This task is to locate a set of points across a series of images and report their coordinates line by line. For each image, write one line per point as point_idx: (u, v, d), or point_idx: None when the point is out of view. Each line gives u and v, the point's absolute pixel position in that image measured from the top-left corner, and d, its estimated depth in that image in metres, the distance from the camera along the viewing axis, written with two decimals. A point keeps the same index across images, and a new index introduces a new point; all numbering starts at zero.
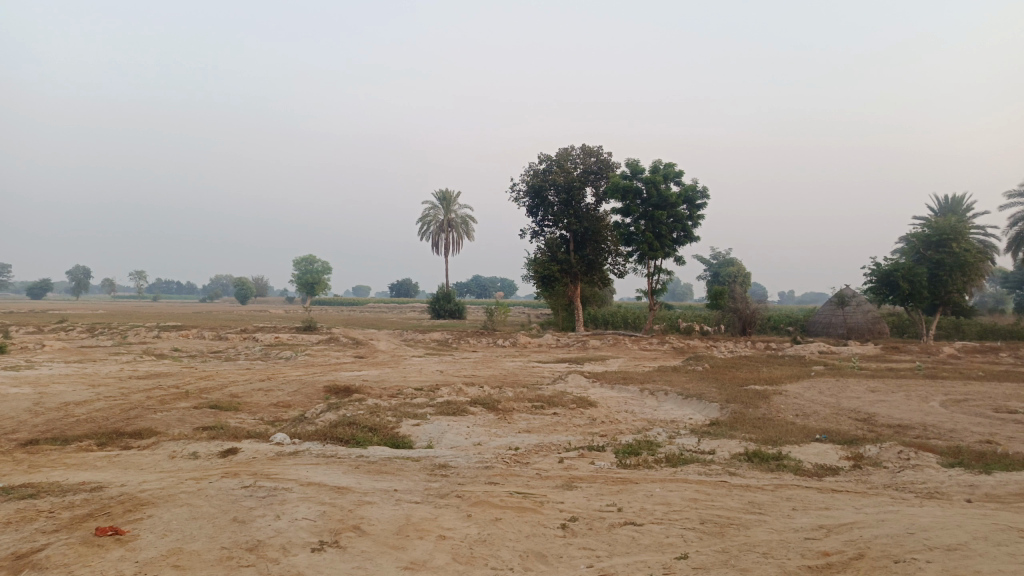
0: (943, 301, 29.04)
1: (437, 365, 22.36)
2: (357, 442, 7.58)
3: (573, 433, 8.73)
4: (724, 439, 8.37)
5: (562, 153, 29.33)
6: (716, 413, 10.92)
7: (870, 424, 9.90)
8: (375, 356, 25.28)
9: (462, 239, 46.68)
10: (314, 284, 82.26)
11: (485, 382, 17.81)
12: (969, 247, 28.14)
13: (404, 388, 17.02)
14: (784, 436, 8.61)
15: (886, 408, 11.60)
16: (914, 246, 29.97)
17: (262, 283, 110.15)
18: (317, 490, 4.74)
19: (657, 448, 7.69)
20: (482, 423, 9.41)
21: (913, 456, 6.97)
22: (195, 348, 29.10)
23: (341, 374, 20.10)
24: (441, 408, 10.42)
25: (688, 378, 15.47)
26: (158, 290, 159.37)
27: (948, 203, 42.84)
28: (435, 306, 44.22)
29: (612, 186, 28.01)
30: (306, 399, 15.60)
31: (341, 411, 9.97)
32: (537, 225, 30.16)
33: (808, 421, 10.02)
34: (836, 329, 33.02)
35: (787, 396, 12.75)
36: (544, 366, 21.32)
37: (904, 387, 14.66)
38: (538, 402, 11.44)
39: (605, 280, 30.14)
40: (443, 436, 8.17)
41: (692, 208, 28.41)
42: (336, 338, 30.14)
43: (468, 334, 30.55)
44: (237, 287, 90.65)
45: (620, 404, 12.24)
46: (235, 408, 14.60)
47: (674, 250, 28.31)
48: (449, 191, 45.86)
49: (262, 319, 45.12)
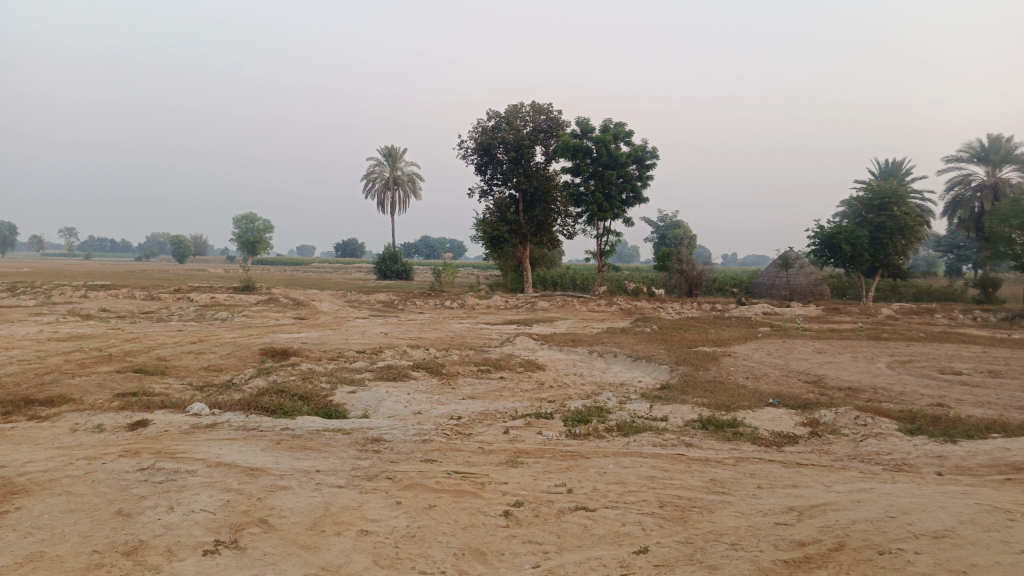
0: (883, 264, 29.58)
1: (381, 327, 21.69)
2: (284, 412, 6.96)
3: (519, 399, 8.28)
4: (676, 404, 8.04)
5: (511, 110, 28.48)
6: (667, 377, 10.67)
7: (820, 386, 9.75)
8: (317, 318, 24.43)
9: (409, 198, 45.57)
10: (256, 243, 79.86)
11: (430, 344, 17.25)
12: (909, 211, 28.62)
13: (345, 351, 16.36)
14: (737, 400, 8.32)
15: (834, 370, 11.51)
16: (856, 209, 30.33)
17: (201, 241, 106.46)
18: (225, 473, 4.13)
19: (607, 415, 7.28)
20: (423, 389, 8.87)
21: (871, 422, 6.73)
22: (125, 308, 27.68)
23: (279, 336, 19.25)
24: (381, 373, 9.85)
25: (637, 340, 15.19)
26: (90, 248, 153.11)
27: (888, 167, 43.61)
28: (381, 267, 43.25)
29: (562, 144, 27.39)
30: (240, 363, 14.79)
31: (270, 378, 9.28)
32: (485, 184, 29.39)
33: (759, 384, 9.80)
34: (780, 291, 33.47)
35: (737, 358, 12.58)
36: (492, 327, 20.88)
37: (850, 348, 14.71)
38: (483, 365, 10.99)
39: (554, 241, 29.71)
40: (380, 404, 7.59)
41: (642, 168, 28.05)
42: (276, 298, 29.07)
43: (414, 295, 29.88)
44: (175, 246, 87.61)
45: (568, 367, 11.87)
46: (162, 373, 13.71)
47: (623, 211, 28.01)
48: (395, 148, 44.53)
49: (200, 278, 43.44)
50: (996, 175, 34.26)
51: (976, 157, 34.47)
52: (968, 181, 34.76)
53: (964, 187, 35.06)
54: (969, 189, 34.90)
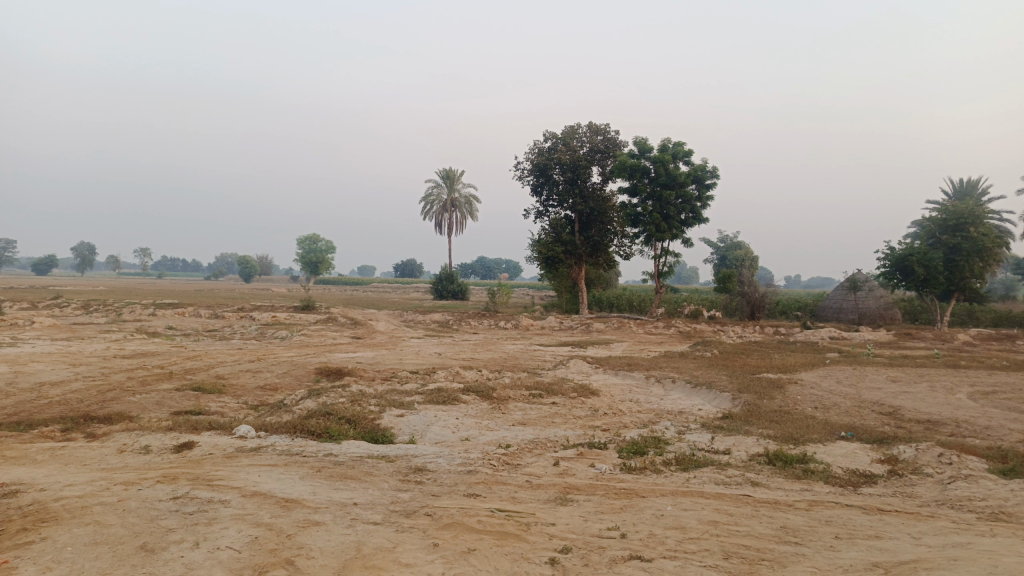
0: (959, 287, 28.06)
1: (435, 348, 21.63)
2: (330, 437, 6.81)
3: (573, 427, 7.93)
4: (739, 436, 7.56)
5: (568, 130, 28.31)
6: (728, 405, 10.15)
7: (897, 419, 9.09)
8: (373, 337, 24.55)
9: (466, 219, 45.80)
10: (318, 263, 81.69)
11: (484, 366, 17.04)
12: (987, 231, 27.12)
13: (398, 372, 16.29)
14: (806, 432, 7.78)
15: (910, 401, 10.76)
16: (929, 230, 28.93)
17: (266, 261, 109.60)
18: (259, 505, 3.94)
19: (665, 446, 6.88)
20: (473, 413, 8.62)
21: (957, 461, 6.14)
22: (190, 326, 28.45)
23: (335, 356, 19.36)
24: (431, 396, 9.66)
25: (696, 365, 14.62)
26: (162, 267, 159.55)
27: (963, 186, 41.67)
28: (438, 287, 43.48)
29: (619, 164, 27.04)
30: (295, 382, 14.85)
31: (321, 399, 9.17)
32: (541, 204, 29.21)
33: (828, 415, 9.19)
34: (847, 314, 32.12)
35: (804, 386, 11.93)
36: (546, 349, 20.57)
37: (926, 377, 13.81)
38: (536, 390, 10.69)
39: (611, 261, 29.26)
40: (428, 429, 7.36)
41: (701, 188, 27.43)
42: (334, 317, 29.43)
43: (469, 315, 29.80)
44: (241, 266, 90.42)
45: (624, 392, 11.44)
46: (219, 391, 13.86)
47: (682, 232, 27.40)
48: (453, 170, 44.89)
49: (262, 297, 44.48)
50: None
51: None
52: None
53: None
54: None
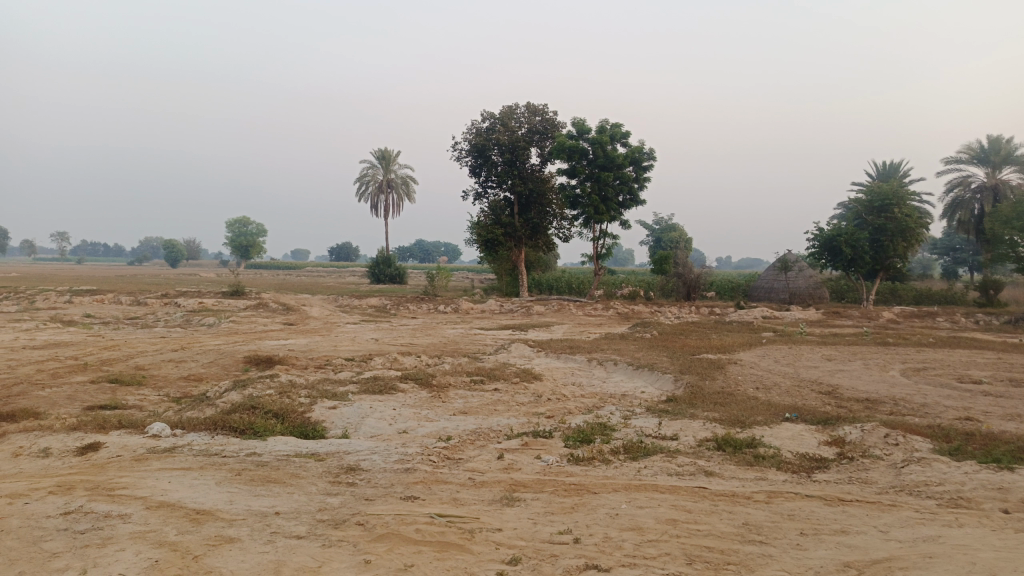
0: (884, 266, 29.03)
1: (372, 333, 21.01)
2: (255, 433, 6.30)
3: (515, 415, 7.61)
4: (686, 420, 7.39)
5: (505, 110, 27.86)
6: (672, 387, 10.04)
7: (836, 398, 9.13)
8: (307, 323, 23.75)
9: (403, 201, 44.93)
10: (250, 248, 79.21)
11: (422, 351, 16.59)
12: (910, 212, 28.08)
13: (333, 359, 15.70)
14: (751, 415, 7.67)
15: (847, 379, 10.87)
16: (856, 211, 29.77)
17: (193, 245, 105.67)
18: (164, 520, 3.47)
19: (612, 433, 6.63)
20: (411, 403, 8.21)
21: (904, 441, 6.08)
22: (110, 314, 26.95)
23: (265, 343, 18.56)
24: (366, 385, 9.19)
25: (638, 347, 14.53)
26: (83, 252, 152.50)
27: (885, 169, 43.12)
28: (375, 271, 42.60)
29: (558, 145, 26.79)
30: (223, 372, 14.10)
31: (247, 390, 8.59)
32: (479, 185, 28.75)
33: (770, 396, 9.15)
34: (779, 294, 32.88)
35: (744, 366, 11.96)
36: (486, 333, 20.27)
37: (859, 355, 14.08)
38: (476, 376, 10.34)
39: (550, 244, 29.08)
40: (362, 422, 6.92)
41: (638, 170, 27.46)
42: (265, 303, 28.38)
43: (407, 299, 29.22)
44: (167, 250, 87.00)
45: (567, 376, 11.21)
46: (139, 383, 13.01)
47: (620, 214, 27.41)
48: (388, 150, 43.89)
49: (189, 282, 42.69)
50: (996, 176, 33.76)
51: (975, 158, 33.93)
52: (968, 183, 34.19)
53: (964, 188, 34.48)
54: (968, 191, 34.31)
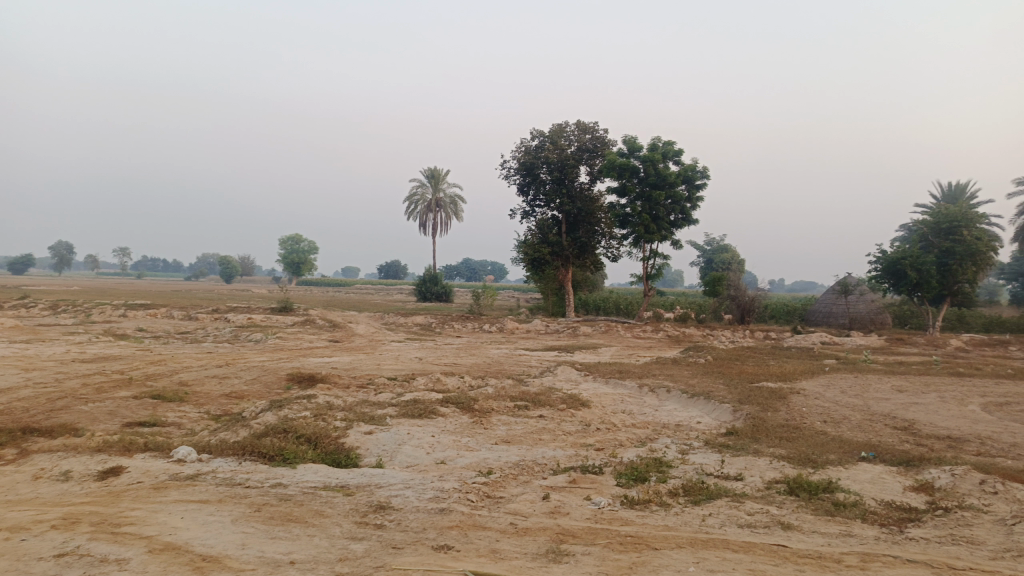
0: (952, 291, 27.54)
1: (416, 352, 20.69)
2: (285, 460, 5.93)
3: (562, 446, 7.09)
4: (749, 457, 6.75)
5: (555, 129, 27.51)
6: (730, 419, 9.36)
7: (914, 435, 8.34)
8: (352, 341, 23.60)
9: (451, 219, 44.89)
10: (301, 264, 80.48)
11: (466, 372, 16.15)
12: (980, 235, 26.58)
13: (375, 378, 15.40)
14: (821, 452, 6.98)
15: (923, 414, 10.00)
16: (921, 233, 28.37)
17: (247, 262, 107.99)
18: (165, 569, 3.07)
19: (668, 470, 6.06)
20: (451, 429, 7.75)
21: (1005, 490, 5.35)
22: (162, 328, 27.34)
23: (309, 360, 18.39)
24: (406, 408, 8.77)
25: (691, 373, 13.83)
26: (144, 267, 157.65)
27: (950, 190, 41.35)
28: (422, 289, 42.54)
29: (608, 164, 26.28)
30: (264, 390, 13.92)
31: (283, 411, 8.28)
32: (527, 204, 28.38)
33: (840, 431, 8.41)
34: (838, 319, 31.51)
35: (808, 396, 11.16)
36: (532, 354, 19.76)
37: (933, 387, 13.08)
38: (521, 400, 9.83)
39: (598, 264, 28.48)
40: (398, 450, 6.49)
41: (690, 189, 26.75)
42: (312, 320, 28.40)
43: (453, 318, 28.91)
44: (222, 265, 89.08)
45: (616, 403, 10.61)
46: (181, 400, 12.88)
47: (671, 234, 26.70)
48: (437, 169, 43.96)
49: (241, 298, 43.29)
50: None
51: None
52: None
53: None
54: None
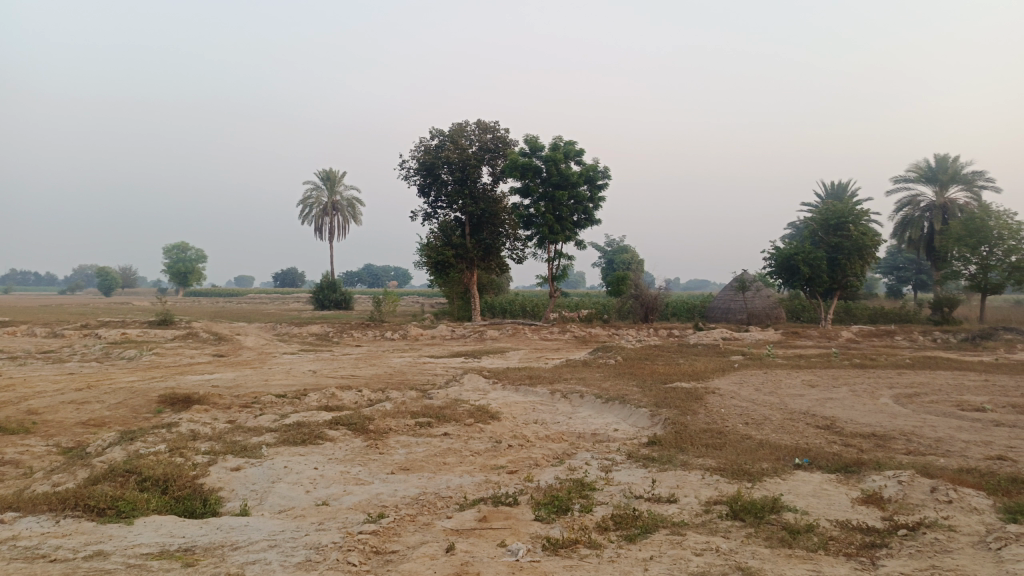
0: (841, 285, 28.46)
1: (310, 364, 19.21)
2: (118, 515, 4.68)
3: (469, 471, 6.15)
4: (678, 471, 6.03)
5: (455, 128, 26.57)
6: (652, 426, 8.69)
7: (839, 434, 7.96)
8: (240, 354, 21.76)
9: (349, 223, 43.10)
10: (189, 274, 75.84)
11: (365, 384, 14.88)
12: (866, 230, 27.54)
13: (263, 396, 13.95)
14: (754, 461, 6.37)
15: (841, 410, 9.68)
16: (812, 229, 29.22)
17: (129, 272, 101.01)
18: None
19: (593, 495, 5.25)
20: (340, 458, 6.67)
21: (960, 497, 4.86)
22: (21, 347, 24.42)
23: (187, 378, 16.58)
24: (287, 433, 7.57)
25: (603, 376, 13.17)
26: (11, 282, 145.10)
27: (834, 189, 43.33)
28: (320, 297, 40.56)
29: (510, 163, 25.57)
30: (130, 416, 12.22)
31: (134, 446, 6.90)
32: (429, 206, 27.31)
33: (766, 434, 7.89)
34: (736, 315, 32.09)
35: (725, 396, 10.72)
36: (436, 362, 18.74)
37: (841, 380, 12.98)
38: (424, 416, 8.81)
39: (503, 266, 27.74)
40: (271, 490, 5.35)
41: (592, 189, 26.45)
42: (196, 333, 26.17)
43: (352, 326, 27.40)
44: (102, 278, 83.04)
45: (527, 413, 9.78)
46: (26, 431, 11.04)
47: (574, 234, 26.29)
48: (334, 172, 42.14)
49: (117, 312, 39.81)
50: (944, 195, 33.80)
51: (923, 177, 34.00)
52: (917, 201, 34.19)
53: (913, 207, 34.46)
54: (917, 210, 34.31)
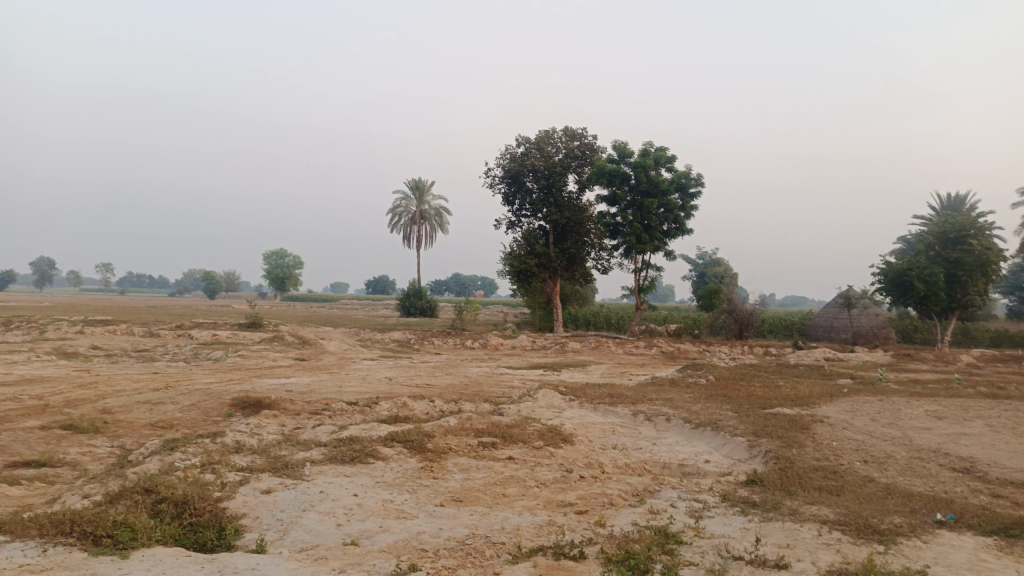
0: (961, 304, 25.80)
1: (387, 371, 18.77)
2: (116, 545, 4.03)
3: (531, 508, 5.21)
4: (786, 523, 4.91)
5: (542, 134, 25.78)
6: (752, 460, 7.48)
7: (984, 481, 6.56)
8: (320, 359, 21.63)
9: (435, 232, 43.13)
10: (286, 279, 78.55)
11: (437, 395, 14.20)
12: (990, 244, 24.82)
13: (334, 403, 13.50)
14: (882, 515, 5.16)
15: (979, 449, 8.17)
16: (928, 243, 26.62)
17: (231, 276, 105.75)
18: None
19: (679, 552, 4.22)
20: (387, 482, 5.88)
21: None
22: (118, 346, 25.21)
23: (262, 382, 16.38)
24: (337, 450, 6.87)
25: (692, 397, 11.92)
26: (128, 284, 155.26)
27: (951, 200, 40.00)
28: (405, 304, 40.67)
29: (596, 170, 24.55)
30: (200, 419, 11.95)
31: (172, 456, 6.35)
32: (513, 214, 26.64)
33: (892, 477, 6.59)
34: (840, 333, 29.75)
35: (835, 426, 9.35)
36: (515, 373, 17.93)
37: (972, 412, 11.23)
38: (491, 436, 7.94)
39: (588, 276, 26.71)
40: (296, 522, 4.60)
41: (684, 197, 25.05)
42: (281, 336, 26.38)
43: (433, 333, 26.98)
44: (206, 281, 87.22)
45: (606, 436, 8.77)
46: (96, 431, 10.86)
47: (664, 244, 24.97)
48: (421, 180, 42.30)
49: (214, 314, 41.12)
50: None
51: None
52: None
53: None
54: None
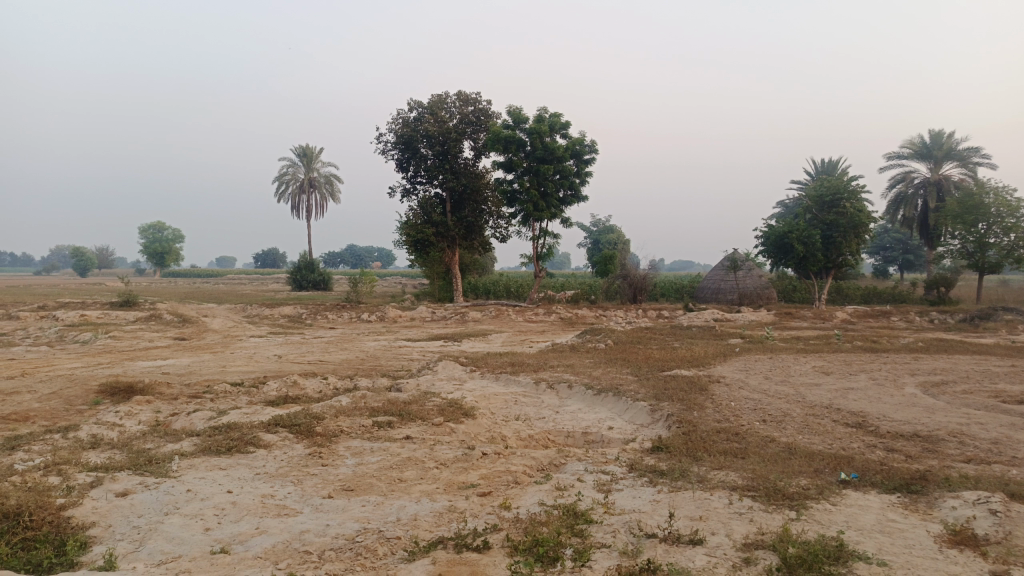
0: (836, 264, 27.25)
1: (276, 348, 17.77)
2: None
3: (430, 492, 4.79)
4: (696, 493, 4.72)
5: (435, 99, 24.93)
6: (657, 426, 7.34)
7: (875, 435, 6.70)
8: (203, 337, 20.23)
9: (327, 201, 41.43)
10: (166, 254, 73.82)
11: (331, 371, 13.50)
12: (862, 207, 26.23)
13: (217, 385, 12.53)
14: (788, 477, 5.09)
15: (867, 403, 8.42)
16: (807, 206, 27.85)
17: (104, 252, 98.49)
18: None
19: (589, 533, 3.93)
20: (269, 473, 5.28)
21: None
22: None
23: (136, 365, 15.04)
24: (213, 439, 6.16)
25: (593, 363, 11.82)
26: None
27: (825, 166, 42.22)
28: (297, 277, 38.99)
29: (492, 136, 24.02)
30: (60, 409, 10.74)
31: (10, 457, 5.48)
32: (408, 182, 25.79)
33: (791, 435, 6.62)
34: (728, 295, 30.90)
35: (732, 386, 9.44)
36: (413, 345, 17.38)
37: (855, 366, 11.71)
38: (387, 414, 7.44)
39: (486, 244, 26.34)
40: (155, 530, 3.96)
41: (579, 163, 25.00)
42: (159, 315, 24.54)
43: (327, 306, 25.90)
44: (76, 258, 80.76)
45: (509, 407, 8.46)
46: None
47: (560, 211, 24.90)
48: (310, 147, 40.35)
49: (83, 294, 37.82)
50: (938, 172, 32.65)
51: (918, 153, 32.84)
52: (910, 179, 32.98)
53: (907, 184, 33.23)
54: (911, 187, 33.09)
